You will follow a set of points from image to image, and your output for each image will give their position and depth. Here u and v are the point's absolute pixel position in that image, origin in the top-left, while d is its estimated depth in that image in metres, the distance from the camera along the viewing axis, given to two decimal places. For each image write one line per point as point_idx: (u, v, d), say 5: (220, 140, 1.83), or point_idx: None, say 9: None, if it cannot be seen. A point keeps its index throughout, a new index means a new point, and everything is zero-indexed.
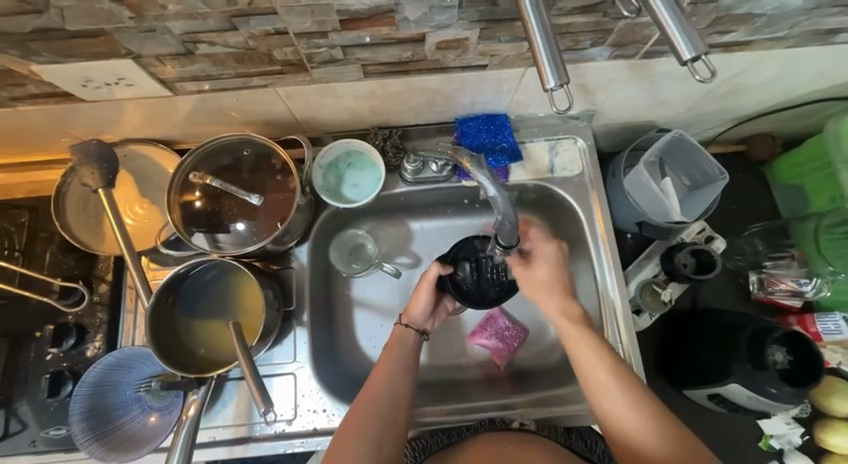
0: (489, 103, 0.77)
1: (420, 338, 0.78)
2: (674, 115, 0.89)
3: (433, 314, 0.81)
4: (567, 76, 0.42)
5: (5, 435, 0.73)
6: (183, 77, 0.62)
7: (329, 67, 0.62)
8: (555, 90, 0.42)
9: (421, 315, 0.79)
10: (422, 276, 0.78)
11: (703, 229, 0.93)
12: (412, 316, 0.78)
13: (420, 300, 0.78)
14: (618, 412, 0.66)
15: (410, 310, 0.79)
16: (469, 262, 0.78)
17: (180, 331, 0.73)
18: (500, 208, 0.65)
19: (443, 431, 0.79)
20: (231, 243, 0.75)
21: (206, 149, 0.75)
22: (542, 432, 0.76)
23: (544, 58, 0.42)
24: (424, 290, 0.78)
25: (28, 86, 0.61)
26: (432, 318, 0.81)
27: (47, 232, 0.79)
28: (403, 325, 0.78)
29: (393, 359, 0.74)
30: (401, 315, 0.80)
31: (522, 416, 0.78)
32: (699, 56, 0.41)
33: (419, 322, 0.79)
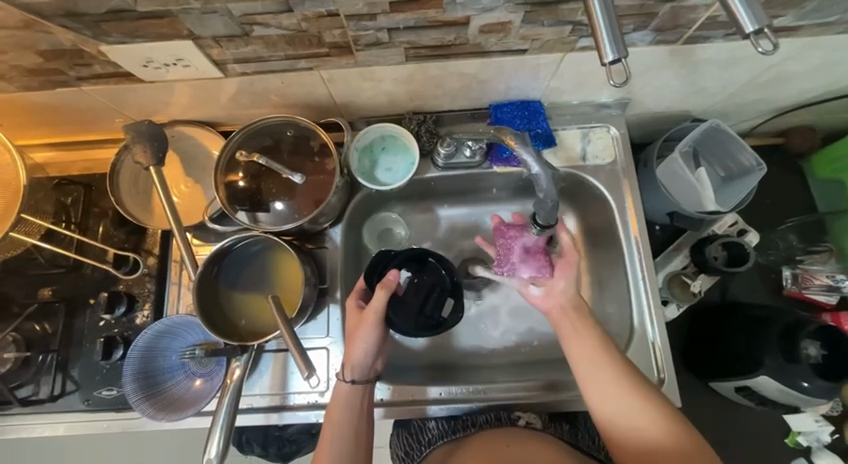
0: (524, 89, 0.78)
1: (366, 384, 0.74)
2: (710, 105, 0.88)
3: (377, 352, 0.75)
4: (625, 50, 0.42)
5: (60, 394, 0.78)
6: (235, 58, 0.65)
7: (372, 50, 0.64)
8: (613, 64, 0.43)
9: (363, 362, 0.73)
10: (368, 307, 0.73)
11: (737, 222, 0.93)
12: (354, 368, 0.72)
13: (360, 342, 0.72)
14: (632, 429, 0.65)
15: (351, 362, 0.72)
16: (453, 296, 0.79)
17: (225, 302, 0.76)
18: (543, 187, 0.66)
19: (453, 418, 0.83)
20: (271, 220, 0.78)
21: (251, 129, 0.79)
22: (548, 430, 0.79)
23: (603, 31, 0.43)
24: (365, 333, 0.72)
25: (94, 66, 0.65)
26: (376, 359, 0.75)
27: (101, 207, 0.84)
28: (347, 381, 0.72)
29: (336, 425, 0.71)
30: (342, 370, 0.73)
31: (529, 415, 0.81)
32: (762, 28, 0.41)
33: (363, 371, 0.73)
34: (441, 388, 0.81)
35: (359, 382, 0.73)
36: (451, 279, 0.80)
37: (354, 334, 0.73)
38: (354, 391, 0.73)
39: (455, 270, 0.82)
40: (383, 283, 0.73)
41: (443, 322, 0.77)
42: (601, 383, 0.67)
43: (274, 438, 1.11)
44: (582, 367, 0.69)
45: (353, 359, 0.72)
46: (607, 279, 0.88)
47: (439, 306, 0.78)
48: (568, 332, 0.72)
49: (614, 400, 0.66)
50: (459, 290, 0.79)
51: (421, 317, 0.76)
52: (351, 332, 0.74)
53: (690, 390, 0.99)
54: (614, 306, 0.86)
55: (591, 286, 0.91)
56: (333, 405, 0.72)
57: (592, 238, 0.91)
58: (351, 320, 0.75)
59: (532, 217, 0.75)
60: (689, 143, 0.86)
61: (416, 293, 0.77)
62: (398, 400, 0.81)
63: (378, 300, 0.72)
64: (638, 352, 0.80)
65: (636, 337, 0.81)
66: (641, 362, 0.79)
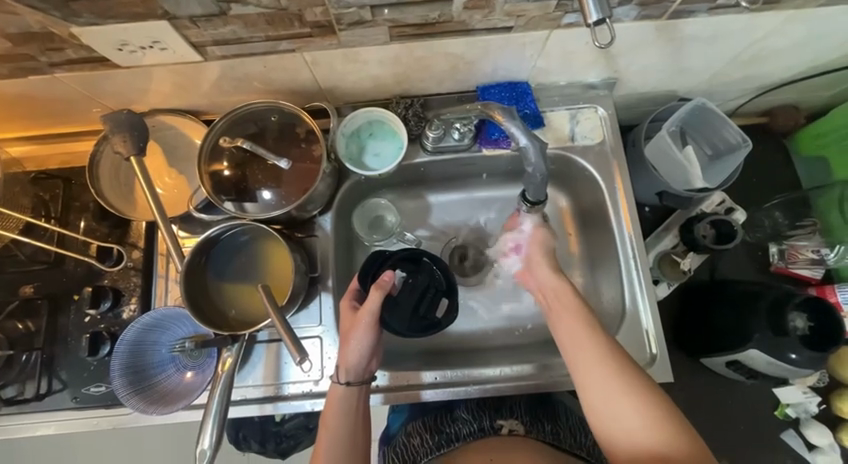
0: (511, 69, 0.77)
1: (362, 386, 0.72)
2: (696, 84, 0.88)
3: (372, 354, 0.73)
4: (608, 9, 0.48)
5: (47, 393, 0.77)
6: (215, 40, 0.63)
7: (356, 29, 0.63)
8: (597, 23, 0.49)
9: (358, 364, 0.72)
10: (362, 308, 0.72)
11: (724, 200, 0.94)
12: (350, 371, 0.71)
13: (354, 344, 0.71)
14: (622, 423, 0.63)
15: (346, 364, 0.71)
16: (447, 296, 0.79)
17: (214, 294, 0.75)
18: (532, 160, 0.68)
19: (436, 434, 0.82)
20: (257, 209, 0.76)
21: (234, 116, 0.77)
22: (531, 434, 0.79)
23: None
24: (360, 333, 0.71)
25: (67, 51, 0.63)
26: (370, 361, 0.74)
27: (81, 201, 0.82)
28: (342, 384, 0.71)
29: (331, 431, 0.70)
30: (337, 374, 0.72)
31: (512, 422, 0.81)
32: None
33: (357, 373, 0.72)
34: (434, 373, 0.81)
35: (354, 384, 0.72)
36: (447, 280, 0.80)
37: (348, 336, 0.72)
38: (348, 392, 0.72)
39: (448, 269, 0.82)
40: (378, 283, 0.73)
41: (438, 323, 0.77)
42: (593, 370, 0.66)
43: (272, 434, 1.10)
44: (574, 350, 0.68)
45: (348, 361, 0.71)
46: (599, 260, 0.88)
47: (434, 308, 0.78)
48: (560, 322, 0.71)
49: (608, 393, 0.64)
50: (454, 292, 0.80)
51: (415, 322, 0.76)
52: (345, 335, 0.73)
53: (682, 368, 1.01)
54: (606, 285, 0.87)
55: (582, 267, 0.91)
56: (329, 410, 0.71)
57: (582, 219, 0.92)
58: (346, 323, 0.74)
59: (522, 193, 0.77)
60: (675, 122, 0.86)
61: (412, 293, 0.77)
62: (394, 385, 0.81)
63: (373, 300, 0.72)
64: (629, 330, 0.80)
65: (627, 315, 0.81)
66: (634, 341, 0.80)
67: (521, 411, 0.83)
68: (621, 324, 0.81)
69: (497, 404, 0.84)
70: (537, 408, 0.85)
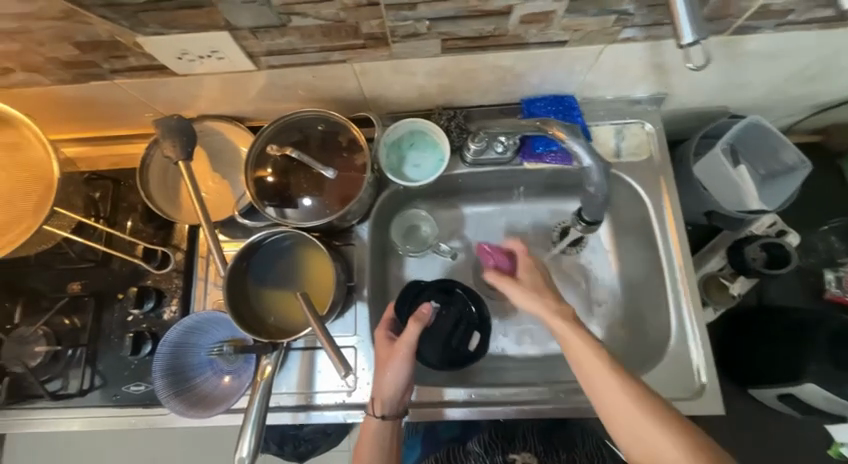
0: (559, 82, 0.75)
1: (397, 420, 0.72)
2: (750, 100, 0.84)
3: (406, 387, 0.72)
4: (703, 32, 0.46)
5: (89, 388, 0.78)
6: (270, 50, 0.64)
7: (409, 41, 0.63)
8: (691, 46, 0.47)
9: (394, 397, 0.71)
10: (399, 339, 0.71)
11: (776, 222, 0.90)
12: (385, 405, 0.71)
13: (389, 379, 0.70)
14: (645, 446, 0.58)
15: (382, 397, 0.71)
16: (479, 330, 0.82)
17: (254, 300, 0.75)
18: (594, 181, 0.67)
19: None
20: (297, 216, 0.77)
21: (280, 123, 0.78)
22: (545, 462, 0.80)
23: (681, 13, 0.46)
24: (397, 369, 0.70)
25: (129, 59, 0.65)
26: (405, 396, 0.73)
27: (128, 202, 0.84)
28: (378, 417, 0.71)
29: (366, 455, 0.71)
30: (372, 406, 0.72)
31: (524, 454, 0.81)
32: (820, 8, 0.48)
33: (393, 407, 0.72)
34: (458, 391, 0.79)
35: (390, 418, 0.71)
36: (479, 313, 0.82)
37: (384, 369, 0.71)
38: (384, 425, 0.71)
39: (482, 302, 0.84)
40: (417, 316, 0.71)
41: (470, 357, 0.80)
42: (621, 401, 0.60)
43: (290, 438, 1.10)
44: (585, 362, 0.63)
45: (384, 395, 0.71)
46: (642, 281, 0.85)
47: (466, 342, 0.81)
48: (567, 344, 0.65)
49: (627, 409, 0.59)
50: (487, 325, 0.83)
51: (448, 356, 0.80)
52: (381, 368, 0.72)
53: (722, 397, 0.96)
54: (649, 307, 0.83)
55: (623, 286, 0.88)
56: (363, 442, 0.72)
57: (624, 236, 0.88)
58: (382, 356, 0.73)
59: (577, 211, 0.77)
60: (729, 140, 0.83)
61: (446, 327, 0.81)
62: (421, 401, 0.79)
63: (411, 333, 0.70)
64: (676, 356, 0.76)
65: (673, 339, 0.77)
66: (680, 365, 0.76)
67: (533, 444, 0.84)
68: (667, 349, 0.77)
69: (508, 437, 0.86)
70: (551, 436, 0.87)
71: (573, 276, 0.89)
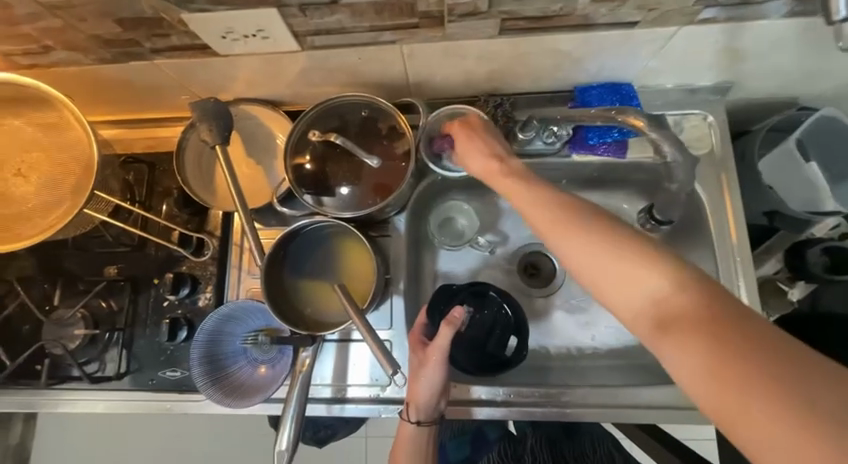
0: (618, 69, 0.70)
1: (432, 425, 0.70)
2: (825, 92, 0.77)
3: (442, 392, 0.69)
4: None
5: (126, 372, 0.79)
6: (317, 30, 0.61)
7: (466, 21, 0.58)
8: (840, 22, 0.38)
9: (428, 403, 0.68)
10: (431, 344, 0.67)
11: (838, 225, 0.85)
12: (420, 411, 0.68)
13: (422, 386, 0.68)
14: (630, 307, 0.44)
15: (416, 402, 0.68)
16: (515, 334, 0.79)
17: (290, 291, 0.73)
18: (679, 176, 0.65)
19: None
20: (334, 205, 0.74)
21: (320, 107, 0.74)
22: None
23: None
24: (431, 375, 0.67)
25: (171, 37, 0.63)
26: (440, 401, 0.70)
27: (164, 187, 0.83)
28: (412, 423, 0.69)
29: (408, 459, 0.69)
30: (406, 411, 0.69)
31: None
32: None
33: (427, 412, 0.69)
34: (483, 389, 0.77)
35: (424, 423, 0.69)
36: (515, 317, 0.79)
37: (417, 375, 0.68)
38: (421, 430, 0.69)
39: (518, 305, 0.81)
40: (448, 319, 0.66)
41: (507, 362, 0.78)
42: (609, 271, 0.46)
43: (310, 424, 1.11)
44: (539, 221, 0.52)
45: (418, 402, 0.68)
46: None
47: (502, 346, 0.79)
48: (535, 217, 0.53)
49: (599, 262, 0.46)
50: (525, 328, 0.79)
51: (482, 361, 0.77)
52: (415, 374, 0.69)
53: None
54: None
55: None
56: (398, 450, 0.69)
57: None
58: (415, 361, 0.70)
59: (647, 207, 0.76)
60: (799, 134, 0.76)
61: (480, 332, 0.79)
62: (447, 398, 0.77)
63: (443, 337, 0.66)
64: None
65: None
66: None
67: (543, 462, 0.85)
68: None
69: (517, 454, 0.86)
70: (561, 444, 0.87)
71: None
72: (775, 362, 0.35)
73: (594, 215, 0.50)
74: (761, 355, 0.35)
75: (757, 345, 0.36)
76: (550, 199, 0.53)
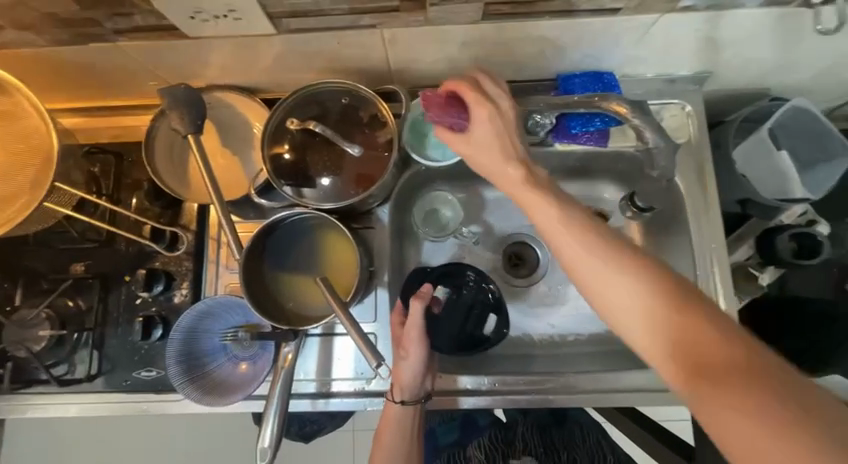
0: (601, 57, 0.70)
1: (418, 404, 0.71)
2: (795, 83, 0.80)
3: (425, 371, 0.71)
4: None
5: (97, 374, 0.75)
6: (293, 12, 0.58)
7: (448, 5, 0.57)
8: None
9: (412, 382, 0.70)
10: (406, 321, 0.70)
11: (805, 212, 0.89)
12: (403, 390, 0.70)
13: (403, 364, 0.69)
14: (658, 350, 0.43)
15: (400, 382, 0.70)
16: (494, 312, 0.82)
17: (271, 284, 0.71)
18: (660, 163, 0.64)
19: None
20: (315, 197, 0.72)
21: (298, 95, 0.72)
22: None
23: None
24: (409, 352, 0.69)
25: (135, 16, 0.59)
26: (423, 379, 0.72)
27: (133, 179, 0.79)
28: (397, 402, 0.70)
29: (391, 438, 0.71)
30: (390, 391, 0.71)
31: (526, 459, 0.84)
32: None
33: (411, 391, 0.71)
34: (468, 379, 0.77)
35: (409, 402, 0.71)
36: (494, 297, 0.82)
37: (397, 353, 0.71)
38: (405, 409, 0.71)
39: (496, 286, 0.84)
40: (418, 294, 0.70)
41: (487, 341, 0.80)
42: (626, 294, 0.45)
43: (295, 420, 1.09)
44: (565, 249, 0.49)
45: (399, 381, 0.70)
46: None
47: (480, 325, 0.81)
48: (558, 243, 0.50)
49: (627, 299, 0.45)
50: (503, 308, 0.82)
51: (461, 339, 0.80)
52: (395, 352, 0.71)
53: None
54: None
55: None
56: (384, 428, 0.71)
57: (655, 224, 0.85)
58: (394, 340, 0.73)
59: (630, 194, 0.79)
60: (772, 124, 0.78)
61: (459, 312, 0.80)
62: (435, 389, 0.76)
63: (416, 313, 0.69)
64: None
65: None
66: None
67: (534, 447, 0.86)
68: None
69: (508, 441, 0.87)
70: (551, 430, 0.90)
71: None
72: (810, 431, 0.35)
73: (629, 253, 0.47)
74: (782, 411, 0.36)
75: (774, 382, 0.37)
76: (575, 224, 0.50)
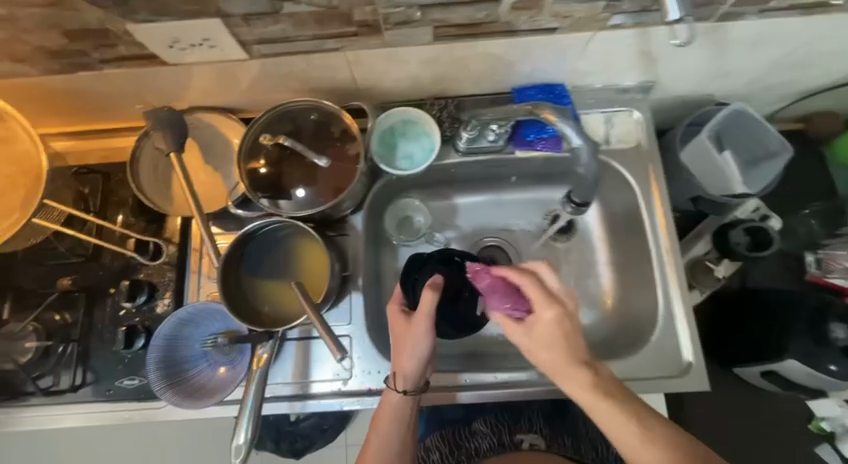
0: (549, 71, 0.77)
1: (420, 393, 0.72)
2: (734, 89, 0.86)
3: (428, 360, 0.71)
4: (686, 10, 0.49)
5: (80, 384, 0.77)
6: (262, 39, 0.65)
7: (402, 29, 0.64)
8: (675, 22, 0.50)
9: (416, 372, 0.71)
10: (418, 310, 0.69)
11: (758, 207, 0.92)
12: (406, 380, 0.70)
13: (409, 353, 0.69)
14: (637, 453, 0.59)
15: (402, 373, 0.70)
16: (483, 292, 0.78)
17: (248, 289, 0.75)
18: (584, 161, 0.73)
19: (456, 448, 0.88)
20: (290, 206, 0.77)
21: (273, 113, 0.77)
22: (552, 448, 0.84)
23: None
24: (419, 341, 0.69)
25: (119, 47, 0.65)
26: (425, 368, 0.72)
27: (119, 196, 0.83)
28: (401, 393, 0.71)
29: (387, 428, 0.72)
30: (392, 382, 0.71)
31: (532, 436, 0.86)
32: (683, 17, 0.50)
33: (415, 381, 0.71)
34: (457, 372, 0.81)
35: (411, 392, 0.71)
36: None
37: (405, 344, 0.70)
38: (404, 399, 0.72)
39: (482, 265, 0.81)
40: (432, 284, 0.69)
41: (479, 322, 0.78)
42: (592, 399, 0.61)
43: (286, 434, 1.12)
44: (561, 376, 0.62)
45: (406, 370, 0.70)
46: (630, 265, 0.87)
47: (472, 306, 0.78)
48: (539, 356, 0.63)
49: (600, 405, 0.61)
50: None
51: (453, 323, 0.76)
52: (401, 344, 0.70)
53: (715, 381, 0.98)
54: (640, 291, 0.85)
55: (613, 271, 0.90)
56: (381, 415, 0.72)
57: (615, 224, 0.90)
58: (399, 331, 0.71)
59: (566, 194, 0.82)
60: (714, 127, 0.85)
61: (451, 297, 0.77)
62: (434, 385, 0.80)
63: (429, 302, 0.68)
64: (666, 332, 0.80)
65: (660, 323, 0.80)
66: (667, 343, 0.79)
67: (540, 425, 0.89)
68: (654, 331, 0.80)
69: (514, 419, 0.89)
70: (555, 418, 0.90)
71: (563, 263, 0.91)
72: None
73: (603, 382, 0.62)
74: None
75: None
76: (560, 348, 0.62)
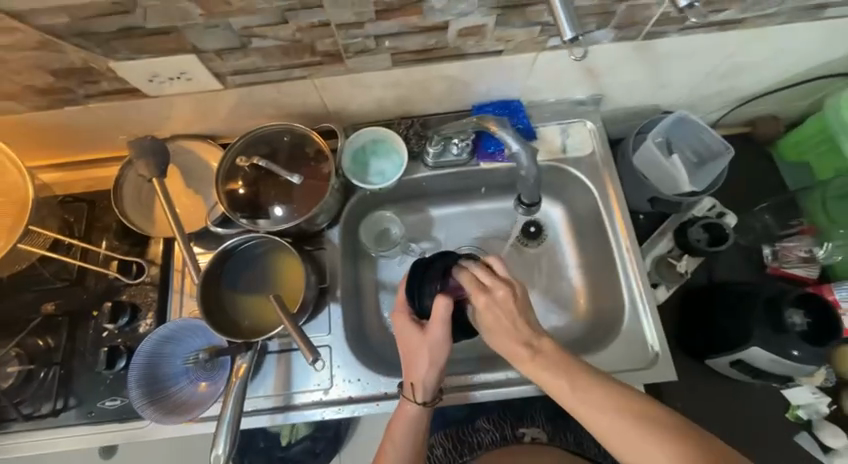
0: (504, 89, 0.84)
1: (436, 399, 0.73)
2: (677, 99, 0.94)
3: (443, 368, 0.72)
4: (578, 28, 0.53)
5: (61, 409, 0.78)
6: (235, 70, 0.71)
7: (362, 57, 0.71)
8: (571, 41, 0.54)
9: (432, 381, 0.71)
10: (431, 318, 0.68)
11: (714, 206, 0.98)
12: (424, 389, 0.71)
13: (425, 363, 0.69)
14: (630, 450, 0.58)
15: (419, 382, 0.71)
16: None
17: (227, 303, 0.78)
18: (523, 163, 0.77)
19: (459, 444, 0.90)
20: (266, 223, 0.81)
21: (250, 137, 0.83)
22: (553, 442, 0.87)
23: (561, 14, 0.53)
24: (435, 352, 0.69)
25: (102, 83, 0.71)
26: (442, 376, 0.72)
27: (103, 222, 0.87)
28: (420, 402, 0.72)
29: (402, 437, 0.73)
30: (410, 391, 0.72)
31: (533, 430, 0.90)
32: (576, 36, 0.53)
33: (433, 389, 0.72)
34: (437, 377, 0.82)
35: (429, 400, 0.72)
36: None
37: (420, 354, 0.70)
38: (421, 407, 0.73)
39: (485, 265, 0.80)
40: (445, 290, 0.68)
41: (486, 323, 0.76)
42: (573, 395, 0.62)
43: (277, 460, 1.11)
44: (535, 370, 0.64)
45: (425, 379, 0.70)
46: (596, 264, 0.92)
47: None
48: (513, 351, 0.66)
49: (582, 400, 0.61)
50: None
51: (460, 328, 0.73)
52: (419, 354, 0.70)
53: (693, 376, 1.00)
54: (607, 289, 0.89)
55: (581, 271, 0.94)
56: (397, 424, 0.73)
57: (579, 226, 0.95)
58: (414, 339, 0.71)
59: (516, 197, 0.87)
60: (661, 133, 0.92)
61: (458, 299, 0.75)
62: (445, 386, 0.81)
63: (443, 311, 0.67)
64: (634, 323, 0.83)
65: (626, 317, 0.84)
66: (637, 335, 0.83)
67: (542, 420, 0.92)
68: (620, 324, 0.84)
69: (519, 416, 0.93)
70: (558, 415, 0.93)
71: (534, 267, 0.95)
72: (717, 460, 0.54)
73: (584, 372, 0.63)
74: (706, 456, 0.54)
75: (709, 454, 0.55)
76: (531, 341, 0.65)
